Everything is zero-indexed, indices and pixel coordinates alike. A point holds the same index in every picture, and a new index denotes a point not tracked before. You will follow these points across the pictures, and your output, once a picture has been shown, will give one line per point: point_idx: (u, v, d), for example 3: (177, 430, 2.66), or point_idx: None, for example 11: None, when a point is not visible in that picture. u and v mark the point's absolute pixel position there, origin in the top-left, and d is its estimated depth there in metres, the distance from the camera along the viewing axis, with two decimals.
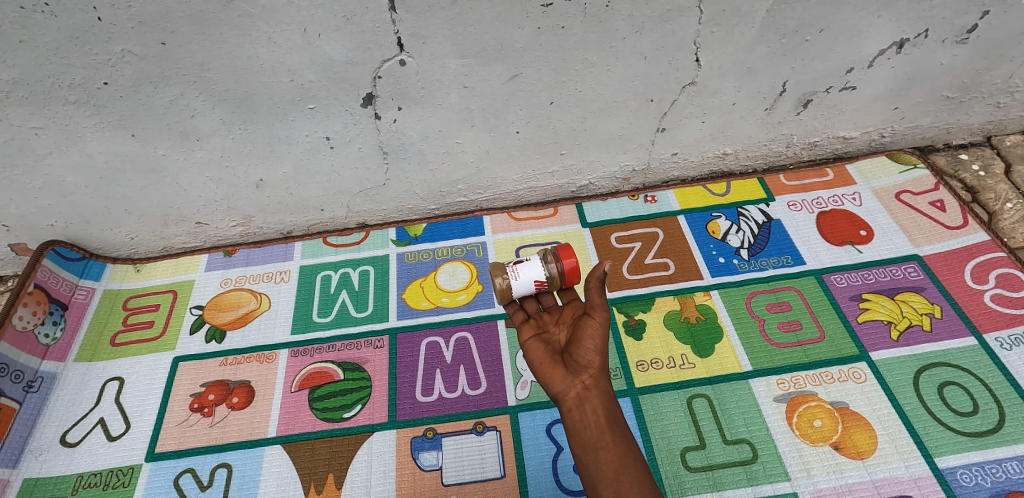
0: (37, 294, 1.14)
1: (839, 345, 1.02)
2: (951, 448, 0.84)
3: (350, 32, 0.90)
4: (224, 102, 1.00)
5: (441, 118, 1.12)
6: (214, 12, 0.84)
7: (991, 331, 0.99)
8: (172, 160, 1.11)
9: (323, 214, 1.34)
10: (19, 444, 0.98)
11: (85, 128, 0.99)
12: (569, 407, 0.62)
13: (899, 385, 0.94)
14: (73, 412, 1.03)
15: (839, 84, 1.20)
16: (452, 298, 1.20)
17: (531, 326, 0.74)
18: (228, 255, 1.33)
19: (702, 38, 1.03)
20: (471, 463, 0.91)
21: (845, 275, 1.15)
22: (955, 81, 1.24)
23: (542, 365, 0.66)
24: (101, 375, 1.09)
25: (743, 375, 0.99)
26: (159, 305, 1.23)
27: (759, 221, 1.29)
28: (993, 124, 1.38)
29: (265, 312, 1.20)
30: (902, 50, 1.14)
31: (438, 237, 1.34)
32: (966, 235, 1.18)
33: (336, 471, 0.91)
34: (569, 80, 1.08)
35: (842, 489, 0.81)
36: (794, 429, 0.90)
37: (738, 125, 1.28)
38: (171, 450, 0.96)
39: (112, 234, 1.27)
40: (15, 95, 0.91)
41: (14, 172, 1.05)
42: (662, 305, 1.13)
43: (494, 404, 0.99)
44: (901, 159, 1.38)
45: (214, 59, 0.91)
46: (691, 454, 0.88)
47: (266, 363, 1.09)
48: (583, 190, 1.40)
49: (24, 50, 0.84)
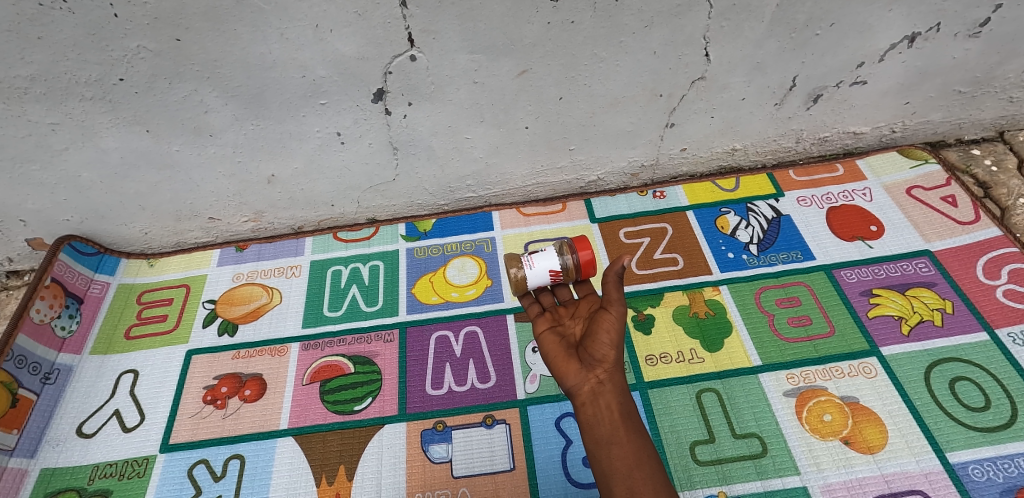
0: (54, 288, 1.16)
1: (849, 340, 1.01)
2: (962, 443, 0.84)
3: (361, 27, 0.91)
4: (237, 98, 1.01)
5: (450, 113, 1.12)
6: (227, 8, 0.85)
7: (1003, 327, 0.99)
8: (185, 156, 1.12)
9: (334, 210, 1.35)
10: (37, 434, 1.00)
11: (100, 124, 1.01)
12: (583, 402, 0.62)
13: (910, 381, 0.93)
14: (89, 404, 1.05)
15: (849, 79, 1.19)
16: (462, 293, 1.21)
17: (547, 319, 0.75)
18: (240, 250, 1.35)
19: (711, 33, 1.03)
20: (481, 456, 0.92)
21: (856, 270, 1.14)
22: (967, 76, 1.23)
23: (557, 359, 0.67)
24: (116, 368, 1.11)
25: (752, 369, 0.99)
26: (173, 298, 1.24)
27: (768, 216, 1.29)
28: (1006, 120, 1.37)
29: (277, 306, 1.21)
30: (914, 44, 1.13)
31: (448, 232, 1.35)
32: (977, 230, 1.17)
33: (347, 463, 0.92)
34: (578, 75, 1.08)
35: (853, 484, 0.81)
36: (804, 424, 0.89)
37: (747, 121, 1.27)
38: (184, 441, 0.97)
39: (126, 229, 1.29)
40: (33, 92, 0.93)
41: (31, 167, 1.07)
42: (671, 300, 1.13)
43: (504, 397, 1.00)
44: (912, 155, 1.37)
45: (227, 55, 0.93)
46: (700, 448, 0.88)
47: (278, 356, 1.11)
48: (592, 185, 1.40)
49: (41, 47, 0.86)
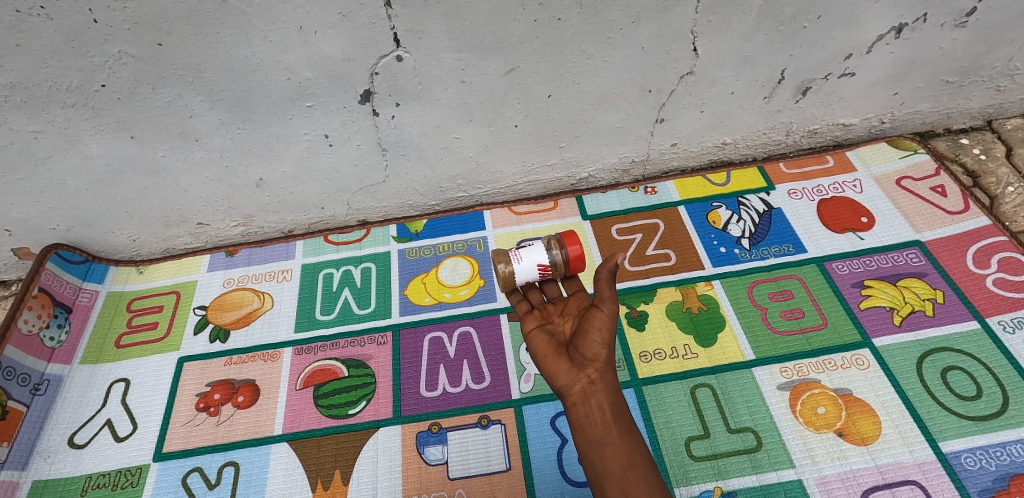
0: (42, 298, 1.15)
1: (842, 331, 1.02)
2: (954, 432, 0.84)
3: (346, 28, 0.90)
4: (222, 102, 1.00)
5: (439, 113, 1.12)
6: (209, 11, 0.84)
7: (993, 315, 0.99)
8: (171, 162, 1.11)
9: (324, 212, 1.34)
10: (28, 446, 0.99)
11: (84, 130, 1.00)
12: (574, 402, 0.61)
13: (902, 371, 0.94)
14: (79, 414, 1.03)
15: (838, 70, 1.19)
16: (455, 293, 1.20)
17: (535, 316, 0.74)
18: (230, 254, 1.34)
19: (699, 27, 1.03)
20: (476, 456, 0.91)
21: (847, 261, 1.14)
22: (954, 65, 1.23)
23: (547, 359, 0.66)
24: (107, 377, 1.10)
25: (746, 364, 0.99)
26: (163, 305, 1.23)
27: (759, 210, 1.29)
28: (994, 108, 1.37)
29: (268, 311, 1.20)
30: (901, 35, 1.13)
31: (440, 232, 1.34)
32: (966, 220, 1.18)
33: (342, 467, 0.92)
34: (567, 72, 1.08)
35: (847, 475, 0.81)
36: (798, 417, 0.90)
37: (737, 114, 1.27)
38: (178, 450, 0.96)
39: (114, 236, 1.28)
40: (13, 99, 0.91)
41: (15, 176, 1.05)
42: (665, 295, 1.13)
43: (499, 397, 0.99)
44: (901, 145, 1.38)
45: (211, 59, 0.91)
46: (696, 444, 0.88)
47: (271, 362, 1.10)
48: (583, 182, 1.40)
49: (21, 54, 0.84)
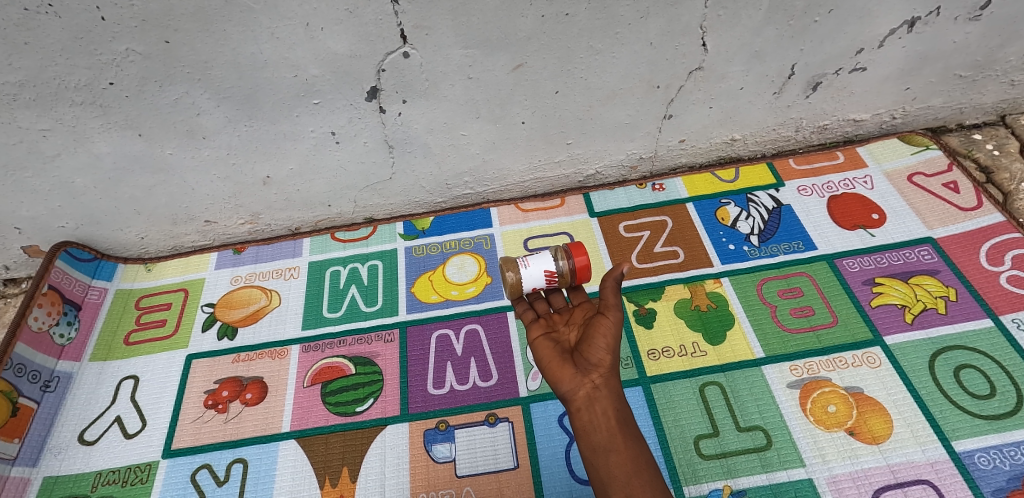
0: (51, 295, 1.15)
1: (853, 329, 1.01)
2: (968, 432, 0.83)
3: (353, 25, 0.90)
4: (229, 99, 1.00)
5: (446, 110, 1.11)
6: (215, 8, 0.83)
7: (1007, 313, 0.98)
8: (179, 159, 1.11)
9: (331, 210, 1.34)
10: (39, 442, 0.99)
11: (92, 128, 1.00)
12: (578, 407, 0.60)
13: (915, 370, 0.93)
14: (89, 411, 1.04)
15: (849, 65, 1.18)
16: (462, 291, 1.20)
17: (540, 324, 0.74)
18: (237, 252, 1.34)
19: (708, 22, 1.02)
20: (483, 454, 0.91)
21: (858, 259, 1.13)
22: (968, 59, 1.21)
23: (551, 364, 0.65)
24: (116, 374, 1.10)
25: (756, 362, 0.98)
26: (171, 303, 1.24)
27: (769, 206, 1.28)
28: (1008, 102, 1.35)
29: (276, 309, 1.20)
30: (914, 28, 1.11)
31: (446, 230, 1.34)
32: (980, 216, 1.16)
33: (350, 465, 0.92)
34: (574, 69, 1.07)
35: (858, 475, 0.81)
36: (809, 415, 0.89)
37: (747, 110, 1.26)
38: (186, 446, 0.97)
39: (122, 234, 1.28)
40: (22, 97, 0.91)
41: (24, 175, 1.06)
42: (673, 293, 1.12)
43: (505, 395, 0.99)
44: (913, 141, 1.36)
45: (217, 56, 0.91)
46: (705, 442, 0.87)
47: (278, 359, 1.10)
48: (590, 179, 1.39)
49: (29, 52, 0.84)
